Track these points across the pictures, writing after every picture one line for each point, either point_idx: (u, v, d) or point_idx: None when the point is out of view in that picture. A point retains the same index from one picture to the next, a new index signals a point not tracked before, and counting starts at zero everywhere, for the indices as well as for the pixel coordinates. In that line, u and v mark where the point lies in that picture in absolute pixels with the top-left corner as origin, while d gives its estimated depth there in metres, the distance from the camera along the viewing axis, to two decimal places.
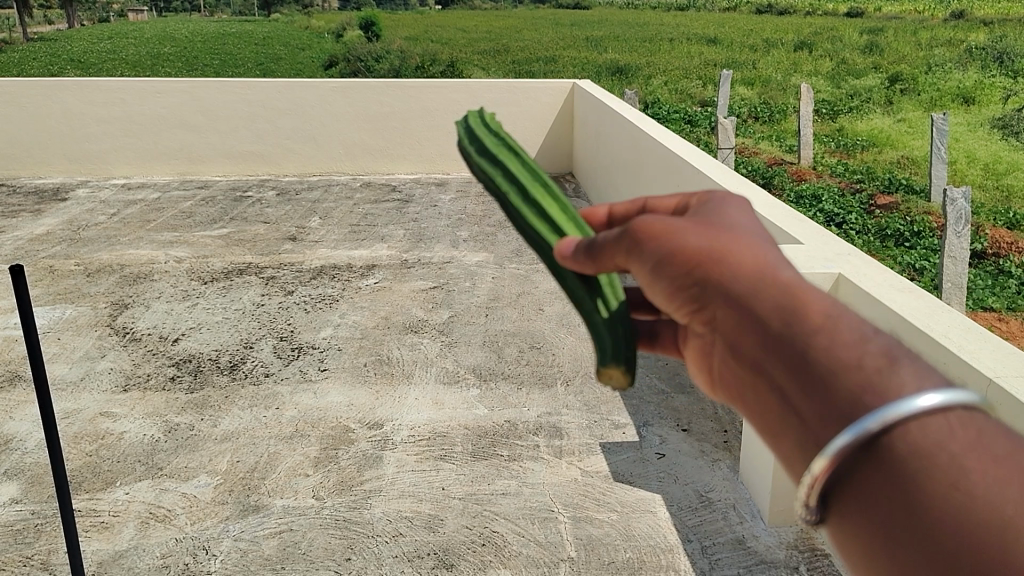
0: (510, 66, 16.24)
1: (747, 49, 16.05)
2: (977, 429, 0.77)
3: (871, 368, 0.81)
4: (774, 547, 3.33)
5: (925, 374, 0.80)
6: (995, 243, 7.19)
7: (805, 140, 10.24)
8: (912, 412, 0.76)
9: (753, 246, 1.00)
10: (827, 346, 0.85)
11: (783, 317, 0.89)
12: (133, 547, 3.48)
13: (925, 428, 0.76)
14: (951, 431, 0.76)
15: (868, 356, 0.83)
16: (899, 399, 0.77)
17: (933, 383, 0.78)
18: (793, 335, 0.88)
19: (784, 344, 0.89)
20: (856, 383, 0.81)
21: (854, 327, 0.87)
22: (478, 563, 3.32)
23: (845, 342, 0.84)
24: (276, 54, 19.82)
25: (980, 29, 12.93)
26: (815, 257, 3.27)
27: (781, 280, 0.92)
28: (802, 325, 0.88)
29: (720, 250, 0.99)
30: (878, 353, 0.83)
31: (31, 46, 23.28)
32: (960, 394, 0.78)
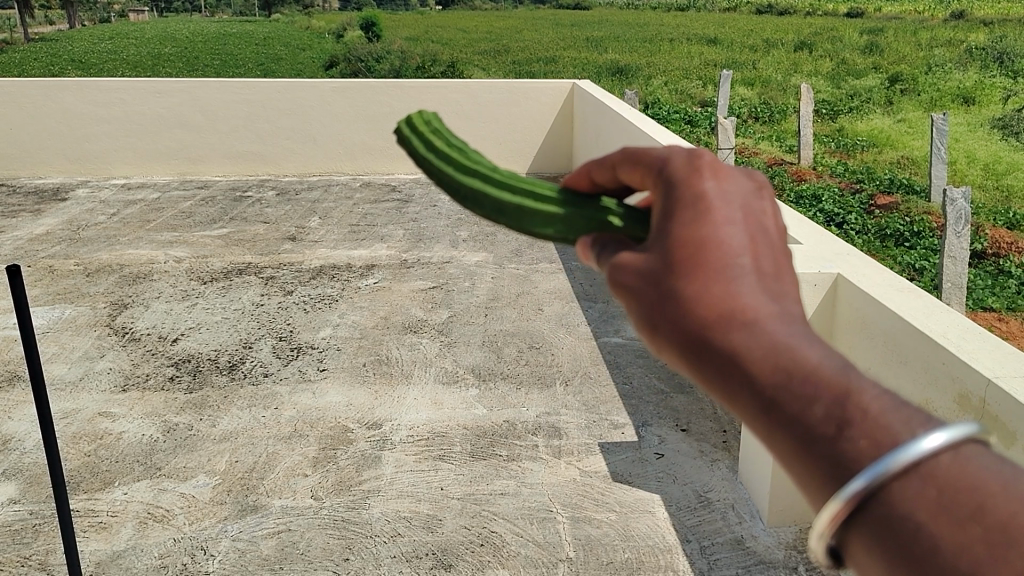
0: (509, 67, 16.27)
1: (747, 51, 16.15)
2: (951, 479, 0.61)
3: (830, 440, 0.65)
4: (773, 547, 3.33)
5: (894, 419, 0.64)
6: (995, 243, 7.22)
7: (806, 140, 10.14)
8: (874, 482, 0.61)
9: (711, 237, 0.76)
10: (779, 416, 0.68)
11: (728, 382, 0.71)
12: (130, 547, 3.48)
13: (894, 494, 0.61)
14: (917, 494, 0.61)
15: (824, 421, 0.66)
16: (852, 484, 0.62)
17: (913, 433, 0.62)
18: (746, 405, 0.70)
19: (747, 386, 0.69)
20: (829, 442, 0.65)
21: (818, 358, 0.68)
22: (476, 563, 3.32)
23: (798, 407, 0.67)
24: (279, 57, 19.82)
25: (979, 30, 13.76)
26: (815, 257, 3.28)
27: (718, 322, 0.72)
28: (759, 396, 0.69)
29: (650, 293, 0.78)
30: (827, 408, 0.66)
31: (31, 48, 23.10)
32: (920, 446, 0.60)
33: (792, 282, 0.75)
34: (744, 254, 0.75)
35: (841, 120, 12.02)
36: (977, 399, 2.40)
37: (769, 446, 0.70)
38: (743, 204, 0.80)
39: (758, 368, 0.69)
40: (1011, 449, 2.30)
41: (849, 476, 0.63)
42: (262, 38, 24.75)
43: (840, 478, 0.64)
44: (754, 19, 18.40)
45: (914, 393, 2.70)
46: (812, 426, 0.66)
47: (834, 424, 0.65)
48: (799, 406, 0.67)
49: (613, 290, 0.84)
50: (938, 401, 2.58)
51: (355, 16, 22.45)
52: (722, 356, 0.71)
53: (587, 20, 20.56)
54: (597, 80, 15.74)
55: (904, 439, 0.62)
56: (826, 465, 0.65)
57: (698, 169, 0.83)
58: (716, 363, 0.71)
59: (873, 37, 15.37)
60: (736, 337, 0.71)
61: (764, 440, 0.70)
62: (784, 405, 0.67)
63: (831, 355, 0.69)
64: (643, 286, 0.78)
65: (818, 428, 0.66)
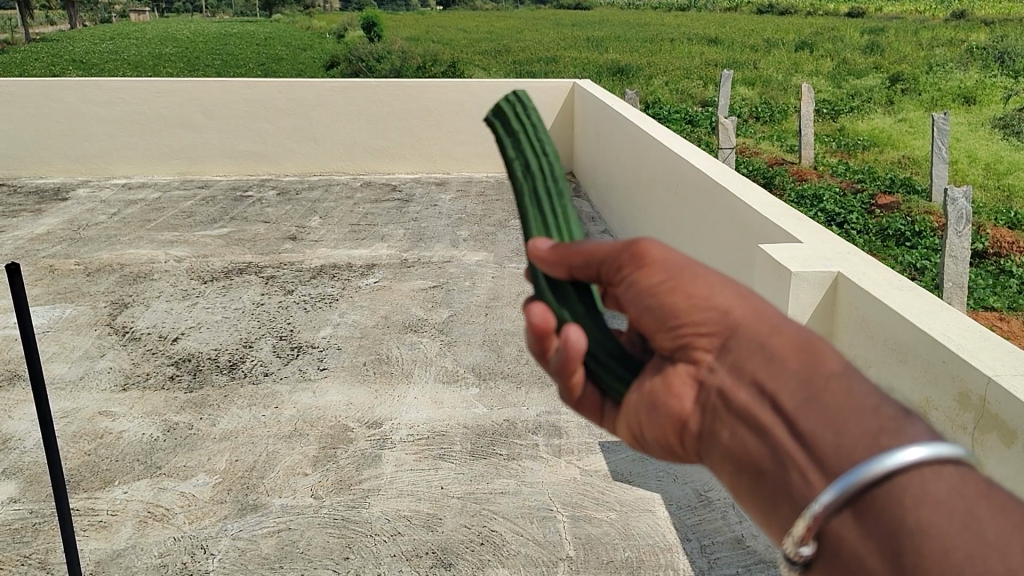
0: (510, 66, 16.22)
1: (748, 51, 16.12)
2: (981, 488, 0.75)
3: (881, 415, 0.81)
4: (773, 547, 3.35)
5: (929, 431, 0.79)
6: (996, 242, 7.22)
7: (806, 140, 10.13)
8: (929, 456, 0.75)
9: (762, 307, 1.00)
10: (838, 390, 0.84)
11: (803, 355, 0.90)
12: (130, 546, 3.48)
13: (931, 483, 0.74)
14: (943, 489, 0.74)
15: (883, 407, 0.82)
16: (895, 448, 0.76)
17: (941, 440, 0.76)
18: (804, 372, 0.88)
19: (799, 375, 0.88)
20: (863, 426, 0.80)
21: (864, 383, 0.86)
22: (476, 562, 3.32)
23: (848, 385, 0.84)
24: (277, 59, 19.72)
25: (981, 30, 13.74)
26: (814, 256, 3.28)
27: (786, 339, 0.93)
28: (807, 356, 0.89)
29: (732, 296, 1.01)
30: (891, 406, 0.83)
31: (30, 51, 22.85)
32: (957, 449, 0.76)
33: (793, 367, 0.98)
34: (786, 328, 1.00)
35: (843, 120, 11.97)
36: (977, 398, 2.40)
37: (806, 410, 0.85)
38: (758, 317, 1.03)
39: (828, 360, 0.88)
40: (1011, 448, 2.28)
41: (906, 441, 0.77)
42: (262, 38, 24.60)
43: (883, 446, 0.78)
44: (755, 19, 18.45)
45: (913, 393, 2.70)
46: (880, 408, 0.82)
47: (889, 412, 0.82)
48: (865, 389, 0.84)
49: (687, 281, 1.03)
50: (938, 401, 2.58)
51: (356, 15, 22.42)
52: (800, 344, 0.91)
53: (588, 19, 20.50)
54: (598, 81, 15.70)
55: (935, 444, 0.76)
56: (873, 430, 0.80)
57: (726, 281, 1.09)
58: (794, 343, 0.91)
59: (874, 36, 15.37)
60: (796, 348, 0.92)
61: (799, 404, 0.86)
62: (851, 384, 0.85)
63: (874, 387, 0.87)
64: (725, 287, 1.01)
65: (870, 401, 0.83)
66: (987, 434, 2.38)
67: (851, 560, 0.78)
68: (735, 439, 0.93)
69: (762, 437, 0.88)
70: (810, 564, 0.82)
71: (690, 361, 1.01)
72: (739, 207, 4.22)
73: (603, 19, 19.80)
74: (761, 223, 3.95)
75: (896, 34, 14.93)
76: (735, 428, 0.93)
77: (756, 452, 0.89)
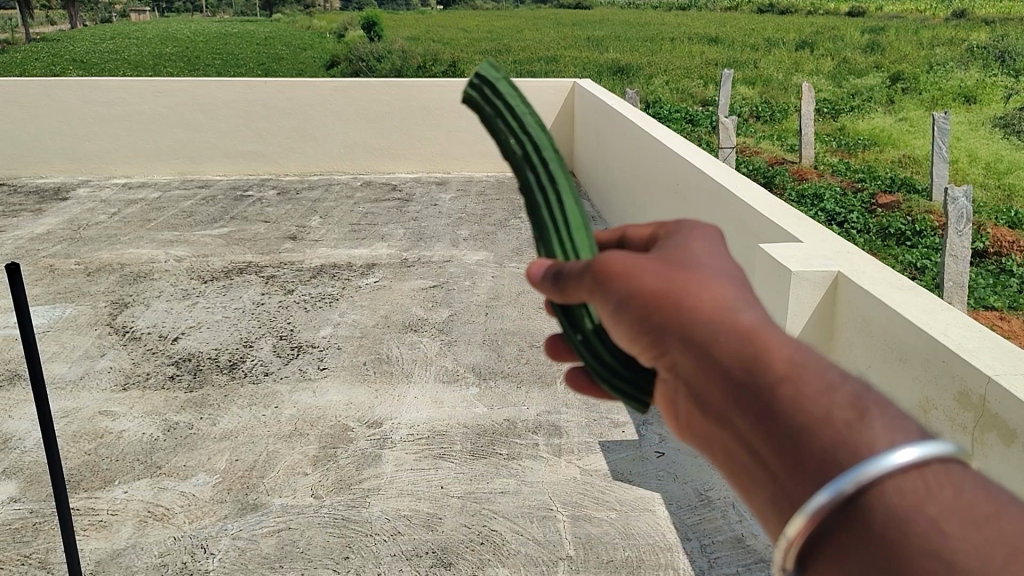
0: (510, 66, 16.21)
1: (748, 50, 16.13)
2: (965, 485, 0.65)
3: (839, 423, 0.68)
4: (773, 546, 3.36)
5: (897, 422, 0.68)
6: (996, 241, 7.23)
7: (807, 140, 10.14)
8: (885, 472, 0.64)
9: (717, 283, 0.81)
10: (785, 404, 0.71)
11: (743, 362, 0.74)
12: (130, 545, 3.48)
13: (903, 487, 0.64)
14: (924, 493, 0.63)
15: (836, 408, 0.69)
16: (863, 459, 0.65)
17: (913, 437, 0.66)
18: (750, 387, 0.73)
19: (752, 387, 0.73)
20: (822, 442, 0.68)
21: (825, 377, 0.72)
22: (476, 561, 3.32)
23: (806, 392, 0.70)
24: (277, 59, 19.71)
25: (981, 28, 13.73)
26: (815, 254, 3.29)
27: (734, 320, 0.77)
28: (758, 360, 0.74)
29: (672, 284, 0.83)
30: (847, 402, 0.69)
31: (30, 50, 22.80)
32: (932, 446, 0.65)
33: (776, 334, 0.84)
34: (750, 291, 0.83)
35: (843, 119, 11.98)
36: (977, 397, 2.40)
37: (760, 433, 0.72)
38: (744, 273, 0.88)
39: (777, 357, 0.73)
40: (1011, 446, 2.28)
41: (863, 463, 0.65)
42: (262, 38, 24.55)
43: (842, 471, 0.66)
44: (755, 18, 18.48)
45: (913, 392, 2.70)
46: (832, 417, 0.69)
47: (854, 411, 0.69)
48: (817, 393, 0.70)
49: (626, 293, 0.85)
50: (937, 400, 2.58)
51: (357, 16, 22.39)
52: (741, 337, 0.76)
53: (589, 18, 20.50)
54: (598, 81, 15.71)
55: (903, 442, 0.66)
56: (830, 449, 0.67)
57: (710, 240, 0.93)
58: (733, 344, 0.75)
59: (874, 35, 15.37)
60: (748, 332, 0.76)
61: (753, 427, 0.73)
62: (801, 391, 0.71)
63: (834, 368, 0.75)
64: (658, 277, 0.83)
65: (830, 408, 0.69)
66: (987, 433, 2.37)
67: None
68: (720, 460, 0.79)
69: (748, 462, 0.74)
70: None
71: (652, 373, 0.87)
72: (739, 206, 4.22)
73: (603, 19, 19.82)
74: (761, 221, 3.95)
75: (898, 33, 14.94)
76: (708, 444, 0.80)
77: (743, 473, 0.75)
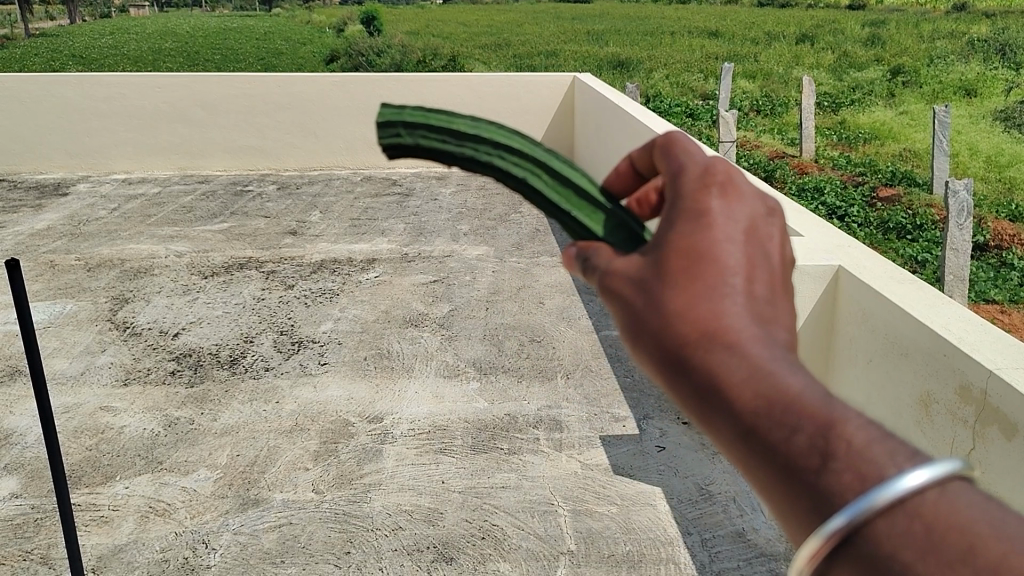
0: (510, 61, 16.16)
1: (749, 43, 16.07)
2: (944, 515, 0.59)
3: (807, 472, 0.65)
4: (774, 541, 3.37)
5: (876, 455, 0.63)
6: (997, 235, 7.23)
7: (807, 133, 10.13)
8: (856, 518, 0.60)
9: (691, 305, 0.72)
10: (756, 446, 0.67)
11: (702, 403, 0.70)
12: (132, 541, 3.49)
13: (879, 528, 0.60)
14: (904, 533, 0.59)
15: (803, 451, 0.65)
16: (841, 504, 0.62)
17: (883, 478, 0.61)
18: (719, 425, 0.70)
19: (726, 431, 0.69)
20: (796, 489, 0.65)
21: (794, 418, 0.66)
22: (477, 556, 3.33)
23: (774, 438, 0.66)
24: (276, 52, 19.62)
25: (982, 22, 13.67)
26: (815, 249, 3.29)
27: (700, 342, 0.71)
28: (728, 406, 0.68)
29: (643, 303, 0.76)
30: (809, 441, 0.65)
31: (30, 45, 22.69)
32: (911, 479, 0.59)
33: (783, 306, 0.73)
34: (728, 271, 0.73)
35: (844, 112, 11.97)
36: (978, 392, 2.40)
37: (745, 469, 0.70)
38: (748, 222, 0.77)
39: (741, 394, 0.68)
40: (1012, 441, 2.28)
41: (839, 508, 0.61)
42: (262, 32, 24.43)
43: (825, 513, 0.62)
44: (755, 12, 18.45)
45: (914, 386, 2.69)
46: (793, 457, 0.65)
47: (817, 454, 0.64)
48: (780, 435, 0.66)
49: (606, 299, 0.82)
50: (938, 394, 2.58)
51: (356, 11, 22.26)
52: (700, 379, 0.70)
53: (589, 11, 20.44)
54: (598, 75, 15.66)
55: (897, 475, 0.60)
56: (809, 498, 0.64)
57: (707, 185, 0.79)
58: (693, 384, 0.71)
59: (875, 29, 15.32)
60: (715, 358, 0.70)
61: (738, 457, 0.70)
62: (763, 432, 0.67)
63: (812, 382, 0.68)
64: (630, 292, 0.78)
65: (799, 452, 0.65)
66: (989, 427, 2.37)
67: None
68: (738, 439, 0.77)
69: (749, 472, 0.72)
70: None
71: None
72: None
73: (603, 14, 19.74)
74: None
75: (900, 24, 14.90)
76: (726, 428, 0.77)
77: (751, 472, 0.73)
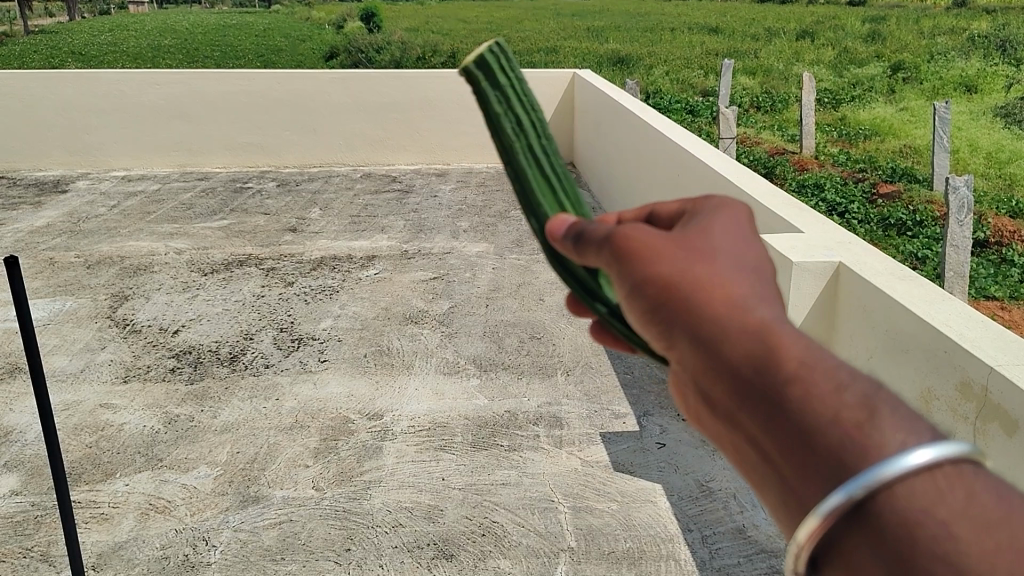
0: (510, 57, 16.12)
1: (749, 39, 16.00)
2: (976, 490, 0.61)
3: (845, 425, 0.65)
4: (775, 537, 3.37)
5: (910, 424, 0.64)
6: (998, 231, 7.25)
7: (807, 130, 10.14)
8: (902, 471, 0.60)
9: (730, 275, 0.76)
10: (793, 399, 0.67)
11: (740, 354, 0.70)
12: (132, 538, 3.49)
13: (913, 491, 0.61)
14: (941, 496, 0.60)
15: (845, 407, 0.65)
16: (880, 459, 0.62)
17: (924, 438, 0.62)
18: (752, 374, 0.70)
19: (754, 388, 0.69)
20: (829, 442, 0.65)
21: (836, 376, 0.67)
22: (478, 552, 3.33)
23: (814, 390, 0.66)
24: (276, 46, 19.58)
25: (983, 17, 13.63)
26: (814, 245, 3.28)
27: (740, 299, 0.73)
28: (766, 355, 0.69)
29: (677, 258, 0.78)
30: (855, 398, 0.65)
31: (31, 40, 22.67)
32: (949, 447, 0.62)
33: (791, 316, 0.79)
34: (764, 268, 0.79)
35: (844, 110, 11.97)
36: (978, 388, 2.40)
37: (763, 430, 0.69)
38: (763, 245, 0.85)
39: (782, 345, 0.69)
40: (1012, 438, 2.28)
41: (867, 466, 0.62)
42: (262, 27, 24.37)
43: (856, 470, 0.62)
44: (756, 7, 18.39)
45: (915, 384, 2.69)
46: (836, 408, 0.65)
47: (862, 410, 0.65)
48: (824, 389, 0.66)
49: (618, 258, 0.82)
50: (939, 390, 2.58)
51: None
52: (741, 330, 0.71)
53: (589, 5, 20.32)
54: (598, 71, 15.65)
55: (924, 444, 0.62)
56: (845, 452, 0.64)
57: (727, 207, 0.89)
58: (727, 329, 0.72)
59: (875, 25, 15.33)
60: (758, 313, 0.72)
61: (752, 420, 0.69)
62: (804, 384, 0.67)
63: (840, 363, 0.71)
64: (661, 245, 0.79)
65: (841, 404, 0.66)
66: (989, 424, 2.38)
67: None
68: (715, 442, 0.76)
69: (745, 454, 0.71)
70: None
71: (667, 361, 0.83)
72: (742, 196, 4.21)
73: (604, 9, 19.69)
74: (764, 213, 3.93)
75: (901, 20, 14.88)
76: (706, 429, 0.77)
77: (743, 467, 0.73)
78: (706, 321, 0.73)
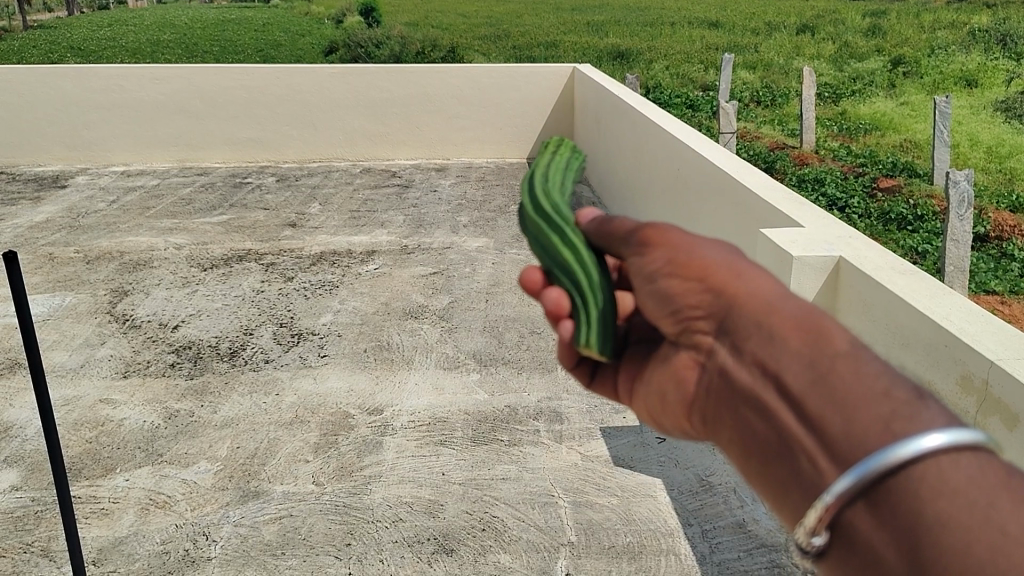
0: (510, 51, 15.90)
1: (749, 33, 15.93)
2: (1004, 478, 0.75)
3: (893, 399, 0.80)
4: (775, 531, 3.38)
5: (949, 413, 0.78)
6: (998, 225, 7.22)
7: (808, 124, 10.12)
8: (940, 441, 0.74)
9: (774, 281, 0.98)
10: (845, 370, 0.84)
11: (781, 325, 0.92)
12: (133, 533, 3.50)
13: (949, 470, 0.74)
14: (976, 478, 0.74)
15: (893, 389, 0.81)
16: (911, 436, 0.76)
17: (959, 425, 0.76)
18: (795, 345, 0.89)
19: (795, 359, 0.88)
20: (874, 411, 0.80)
21: (877, 364, 0.84)
22: (478, 547, 3.33)
23: (861, 369, 0.83)
24: (275, 40, 19.46)
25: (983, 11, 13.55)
26: (815, 240, 3.28)
27: (781, 292, 0.96)
28: (814, 335, 0.88)
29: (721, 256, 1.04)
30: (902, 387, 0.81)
31: (31, 34, 22.55)
32: (975, 436, 0.76)
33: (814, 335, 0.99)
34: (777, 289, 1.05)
35: (844, 104, 11.92)
36: (979, 382, 2.40)
37: (804, 392, 0.86)
38: None
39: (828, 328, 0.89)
40: (1013, 432, 2.29)
41: (910, 432, 0.76)
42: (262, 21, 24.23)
43: (898, 438, 0.77)
44: None
45: (916, 377, 2.70)
46: (880, 382, 0.82)
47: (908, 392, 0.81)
48: (870, 366, 0.84)
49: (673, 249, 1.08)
50: (939, 384, 2.59)
51: None
52: (785, 311, 0.93)
53: None
54: (598, 65, 15.52)
55: (966, 428, 0.76)
56: (888, 423, 0.78)
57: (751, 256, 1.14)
58: (766, 304, 0.95)
59: (875, 20, 15.26)
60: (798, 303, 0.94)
61: (794, 382, 0.87)
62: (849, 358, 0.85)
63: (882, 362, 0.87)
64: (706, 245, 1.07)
65: (880, 384, 0.82)
66: (989, 417, 2.38)
67: (865, 551, 0.77)
68: (737, 413, 0.94)
69: (772, 417, 0.89)
70: (820, 554, 0.82)
71: (692, 344, 1.05)
72: (741, 191, 4.23)
73: None
74: (763, 207, 3.93)
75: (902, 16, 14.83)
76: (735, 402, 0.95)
77: (765, 435, 0.89)
78: (749, 301, 0.96)
